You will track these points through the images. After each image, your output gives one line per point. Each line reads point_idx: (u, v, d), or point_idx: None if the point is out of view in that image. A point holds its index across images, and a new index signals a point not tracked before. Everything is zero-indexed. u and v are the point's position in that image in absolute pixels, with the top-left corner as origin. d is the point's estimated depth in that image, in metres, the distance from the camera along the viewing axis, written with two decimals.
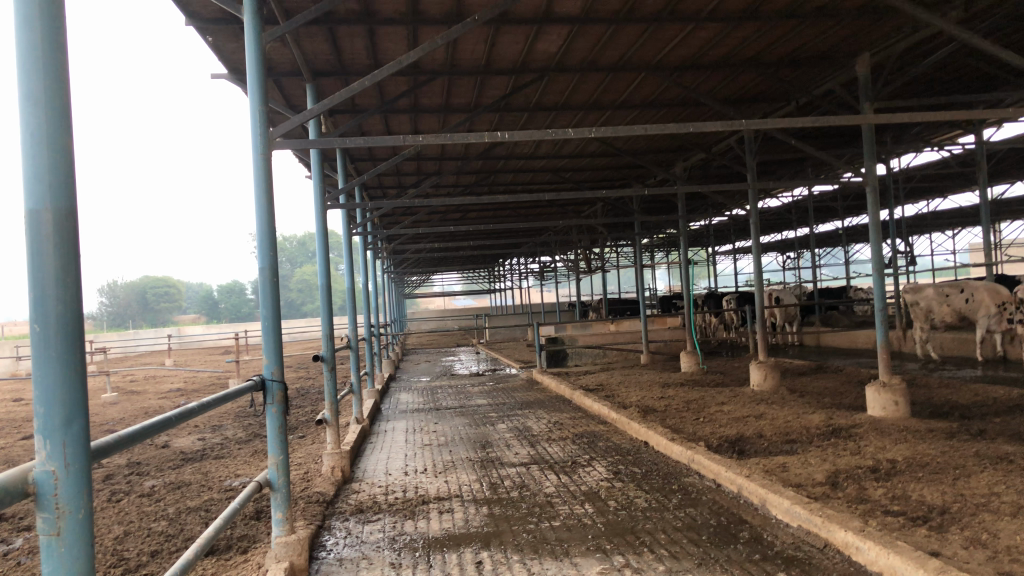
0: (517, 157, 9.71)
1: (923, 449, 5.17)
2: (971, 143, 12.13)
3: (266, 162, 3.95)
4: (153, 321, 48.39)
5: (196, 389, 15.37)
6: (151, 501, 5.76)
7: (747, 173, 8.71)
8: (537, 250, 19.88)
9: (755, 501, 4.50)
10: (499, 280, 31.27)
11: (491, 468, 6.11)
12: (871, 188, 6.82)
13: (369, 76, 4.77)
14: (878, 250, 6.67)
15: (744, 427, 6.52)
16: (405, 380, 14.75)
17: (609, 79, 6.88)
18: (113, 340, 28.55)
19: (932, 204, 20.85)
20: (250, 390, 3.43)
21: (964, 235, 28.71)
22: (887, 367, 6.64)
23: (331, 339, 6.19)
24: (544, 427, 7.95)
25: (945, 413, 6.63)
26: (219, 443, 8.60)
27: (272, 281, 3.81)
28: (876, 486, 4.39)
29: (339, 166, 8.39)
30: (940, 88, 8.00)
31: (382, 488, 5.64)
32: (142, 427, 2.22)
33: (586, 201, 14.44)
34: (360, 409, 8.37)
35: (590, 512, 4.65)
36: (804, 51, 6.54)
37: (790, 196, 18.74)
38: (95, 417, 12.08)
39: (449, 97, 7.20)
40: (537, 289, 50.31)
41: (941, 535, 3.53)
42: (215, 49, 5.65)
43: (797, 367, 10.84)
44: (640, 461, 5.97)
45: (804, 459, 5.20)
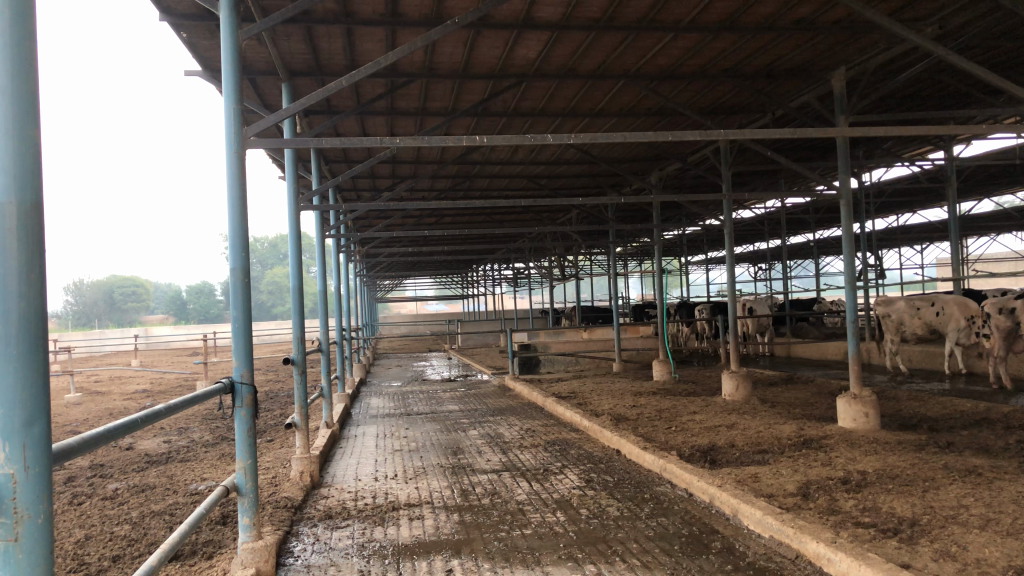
0: (493, 163, 9.68)
1: (894, 461, 5.21)
2: (942, 159, 12.32)
3: (240, 161, 3.87)
4: (119, 321, 47.77)
5: (162, 391, 15.14)
6: (114, 504, 5.64)
7: (723, 184, 8.75)
8: (511, 256, 19.87)
9: (727, 511, 4.50)
10: (472, 286, 31.22)
11: (462, 475, 6.06)
12: (844, 201, 6.87)
13: (346, 76, 4.71)
14: (850, 263, 6.71)
15: (715, 436, 6.53)
16: (376, 384, 14.65)
17: (588, 86, 6.88)
18: (78, 340, 28.10)
19: (901, 219, 21.15)
20: (218, 392, 3.36)
21: (932, 249, 29.19)
22: (858, 379, 6.69)
23: (301, 342, 6.10)
24: (516, 434, 7.91)
25: (914, 426, 6.69)
26: (185, 445, 8.46)
27: (243, 282, 3.74)
28: (847, 498, 4.40)
29: (314, 167, 8.30)
30: (914, 104, 8.10)
31: (351, 494, 5.56)
32: (105, 430, 2.15)
33: (561, 209, 14.47)
34: (330, 413, 8.27)
35: (562, 520, 4.62)
36: (781, 63, 6.58)
37: (764, 207, 18.91)
38: (58, 417, 11.85)
39: (427, 100, 7.16)
40: (510, 295, 50.33)
41: (911, 547, 3.54)
42: (190, 45, 5.56)
43: (768, 378, 10.91)
44: (612, 469, 5.95)
45: (776, 469, 5.20)
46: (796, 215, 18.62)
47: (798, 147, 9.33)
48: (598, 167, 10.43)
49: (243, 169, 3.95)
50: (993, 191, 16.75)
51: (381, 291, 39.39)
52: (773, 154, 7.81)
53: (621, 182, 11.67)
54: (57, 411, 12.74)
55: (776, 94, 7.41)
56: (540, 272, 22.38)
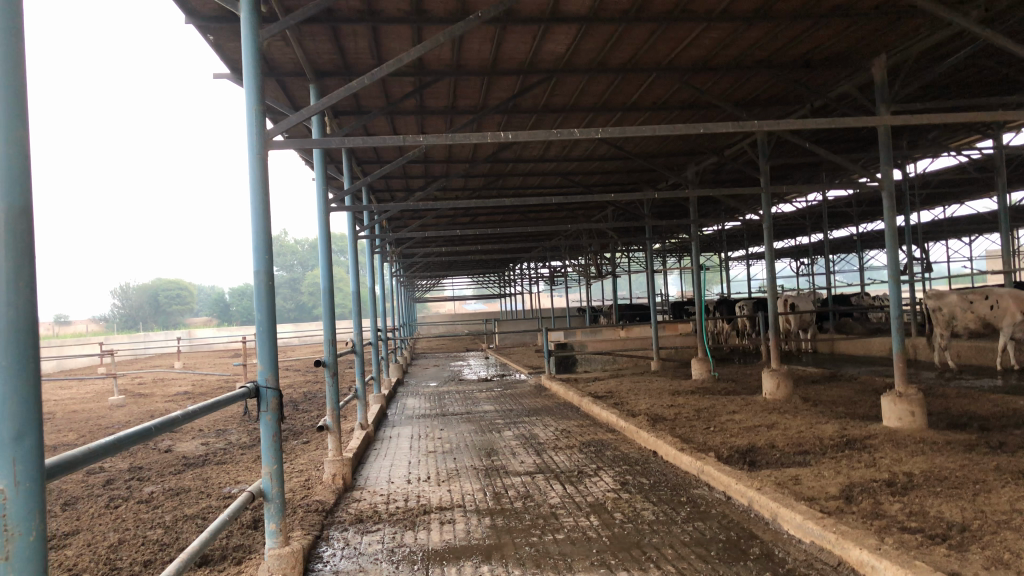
0: (525, 160, 9.59)
1: (942, 462, 5.00)
2: (990, 147, 11.92)
3: (262, 160, 3.83)
4: (165, 325, 48.69)
5: (203, 392, 15.32)
6: (149, 507, 5.66)
7: (759, 177, 8.54)
8: (546, 254, 19.75)
9: (767, 515, 4.35)
10: (510, 285, 31.22)
11: (496, 477, 5.98)
12: (887, 193, 6.64)
13: (370, 73, 4.65)
14: (894, 257, 6.48)
15: (755, 437, 6.36)
16: (413, 384, 14.67)
17: (619, 80, 6.74)
18: (124, 344, 28.68)
19: (947, 210, 20.61)
20: (241, 398, 3.32)
21: (979, 241, 28.46)
22: (904, 376, 6.46)
23: (332, 344, 6.05)
24: (551, 434, 7.81)
25: (963, 425, 6.45)
26: (223, 448, 8.50)
27: (267, 285, 3.69)
28: (892, 501, 4.23)
29: (345, 167, 8.28)
30: (959, 91, 7.82)
31: (383, 497, 5.51)
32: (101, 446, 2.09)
33: (596, 205, 14.34)
34: (365, 415, 8.24)
35: (596, 524, 4.51)
36: (819, 52, 6.39)
37: (805, 201, 18.56)
38: (101, 419, 12.04)
39: (455, 98, 7.10)
40: (547, 293, 50.37)
41: (961, 554, 3.37)
42: (216, 47, 5.56)
43: (810, 375, 10.65)
44: (648, 471, 5.82)
45: (817, 471, 5.03)
46: (838, 208, 18.24)
47: (839, 138, 9.08)
48: (632, 163, 10.27)
49: (266, 169, 3.90)
50: None
51: (419, 291, 39.49)
52: (812, 145, 7.58)
53: (657, 177, 11.49)
54: (101, 413, 12.94)
55: (813, 84, 7.21)
56: (577, 270, 22.23)
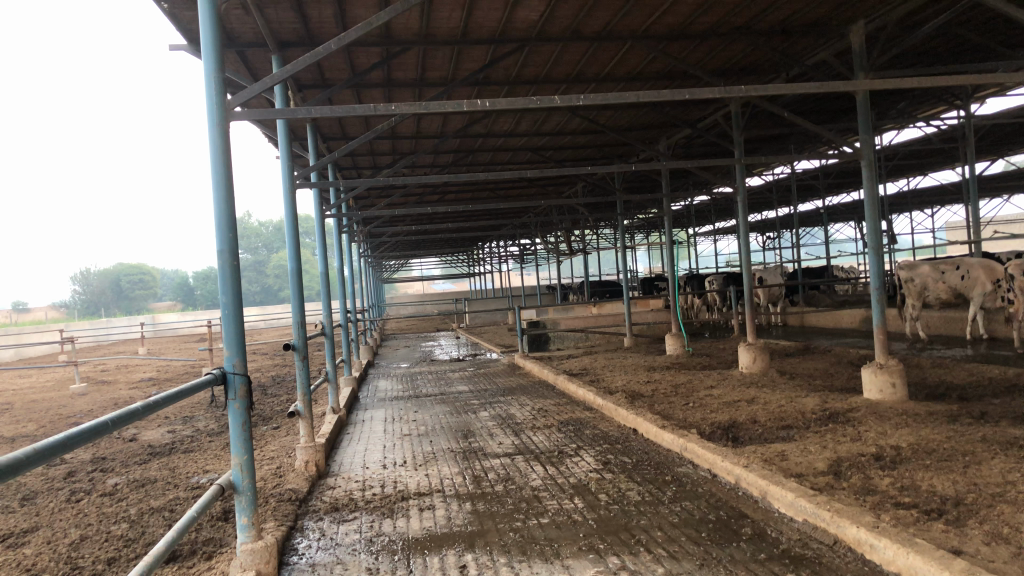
0: (496, 135, 9.38)
1: (927, 434, 4.94)
2: (959, 116, 11.91)
3: (223, 133, 3.56)
4: (128, 310, 47.75)
5: (168, 378, 14.98)
6: (113, 500, 5.42)
7: (734, 149, 8.40)
8: (516, 231, 19.55)
9: (755, 493, 4.26)
10: (479, 263, 31.02)
11: (474, 459, 5.82)
12: (866, 162, 6.54)
13: (336, 39, 4.40)
14: (874, 227, 6.39)
15: (736, 412, 6.27)
16: (384, 366, 14.44)
17: (593, 49, 6.56)
18: (85, 330, 27.95)
19: (911, 182, 20.79)
20: (206, 385, 3.10)
21: (943, 213, 28.83)
22: (884, 347, 6.39)
23: (302, 327, 5.81)
24: (528, 414, 7.66)
25: (942, 395, 6.43)
26: (190, 435, 8.23)
27: (232, 265, 3.45)
28: (882, 476, 4.15)
29: (310, 143, 7.99)
30: (933, 58, 7.74)
31: (359, 484, 5.33)
32: (26, 456, 1.86)
33: (567, 180, 14.16)
34: (336, 399, 8.00)
35: (581, 507, 4.38)
36: (797, 19, 6.24)
37: (773, 174, 18.55)
38: (62, 409, 11.65)
39: (425, 69, 6.87)
40: (517, 271, 50.50)
41: (960, 530, 3.28)
42: (171, 16, 5.26)
43: (784, 349, 10.63)
44: (630, 450, 5.69)
45: (803, 446, 4.94)
46: (807, 181, 18.26)
47: (813, 108, 8.98)
48: (605, 137, 10.09)
49: (228, 144, 3.64)
50: (1007, 149, 16.35)
51: (387, 272, 39.10)
52: (789, 115, 7.44)
53: (628, 151, 11.34)
54: (63, 402, 12.59)
55: (789, 52, 7.08)
56: (546, 248, 22.08)
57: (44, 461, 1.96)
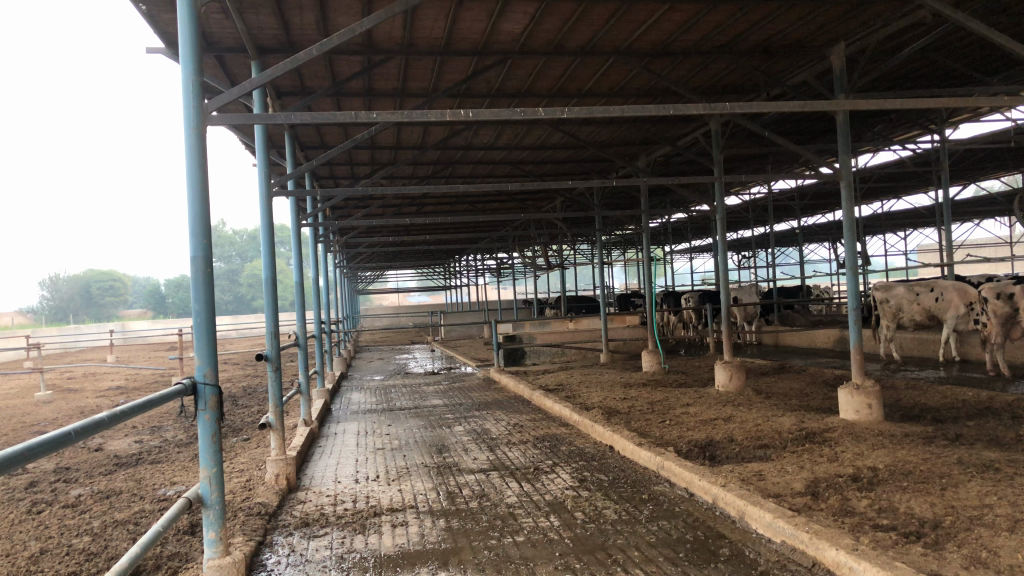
0: (476, 148, 9.35)
1: (904, 455, 4.93)
2: (934, 141, 12.05)
3: (199, 137, 3.46)
4: (97, 317, 47.07)
5: (136, 387, 14.73)
6: (76, 512, 5.27)
7: (713, 167, 8.42)
8: (494, 245, 19.51)
9: (733, 513, 4.22)
10: (454, 277, 30.92)
11: (448, 475, 5.74)
12: (844, 183, 6.56)
13: (318, 45, 4.33)
14: (852, 247, 6.41)
15: (713, 430, 6.24)
16: (357, 378, 14.27)
17: (575, 64, 6.55)
18: (52, 337, 27.47)
19: (885, 205, 21.05)
20: (175, 395, 3.01)
21: (914, 236, 29.22)
22: (861, 368, 6.40)
23: (275, 337, 5.70)
24: (503, 429, 7.58)
25: (917, 417, 6.44)
26: (157, 446, 8.05)
27: (205, 273, 3.36)
28: (860, 497, 4.12)
29: (288, 151, 7.89)
30: (911, 82, 7.82)
31: (330, 499, 5.22)
32: None
33: (544, 195, 14.16)
34: (308, 410, 7.87)
35: (557, 525, 4.31)
36: (779, 39, 6.27)
37: (750, 194, 18.70)
38: (26, 417, 11.38)
39: (406, 79, 6.82)
40: (492, 285, 50.66)
41: (939, 553, 3.26)
42: (149, 18, 5.18)
43: (760, 368, 10.64)
44: (606, 467, 5.64)
45: (780, 466, 4.92)
46: (782, 202, 18.42)
47: (792, 129, 9.04)
48: (585, 152, 10.09)
49: (205, 147, 3.54)
50: (980, 175, 16.61)
51: (362, 283, 38.85)
52: (770, 133, 7.46)
53: (608, 167, 11.35)
54: (27, 410, 12.32)
55: (771, 72, 7.12)
56: (523, 263, 22.06)
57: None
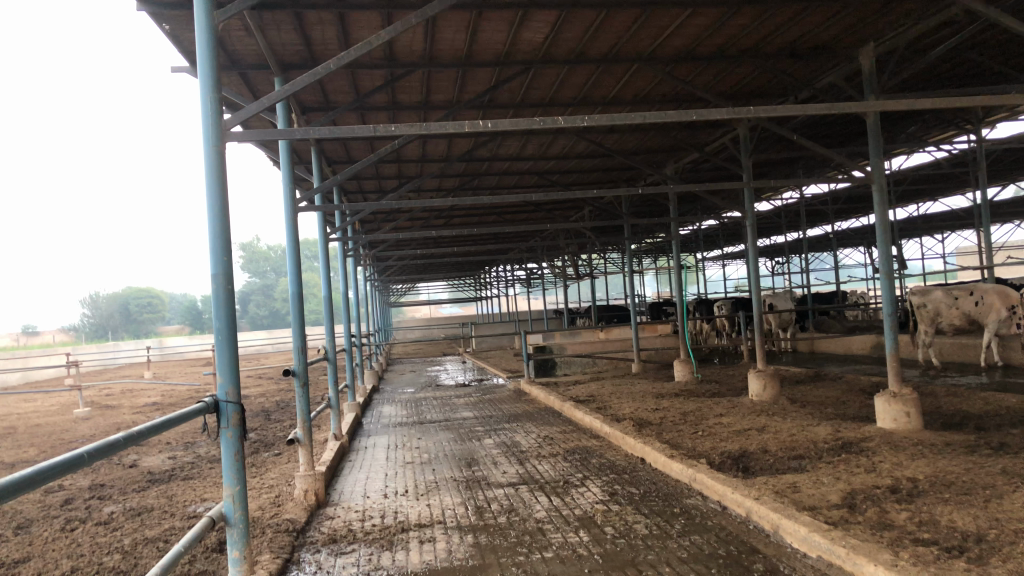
0: (502, 159, 9.33)
1: (945, 466, 4.77)
2: (970, 141, 11.82)
3: (219, 153, 3.47)
4: (136, 334, 47.79)
5: (172, 403, 14.88)
6: (107, 529, 5.31)
7: (742, 173, 8.30)
8: (523, 255, 19.48)
9: (767, 527, 4.11)
10: (485, 288, 30.93)
11: (477, 489, 5.68)
12: (877, 186, 6.42)
13: (336, 58, 4.30)
14: (886, 252, 6.25)
15: (746, 441, 6.12)
16: (389, 391, 14.28)
17: (598, 72, 6.50)
18: (92, 353, 27.94)
19: (921, 208, 20.68)
20: (197, 413, 3.00)
21: (952, 239, 28.66)
22: (897, 375, 6.24)
23: (302, 352, 5.70)
24: (533, 442, 7.51)
25: (958, 425, 6.27)
26: (190, 462, 8.11)
27: (226, 290, 3.35)
28: (899, 510, 3.99)
29: (314, 166, 7.93)
30: (944, 81, 7.65)
31: (358, 514, 5.19)
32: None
33: (572, 204, 14.11)
34: (339, 425, 7.86)
35: (586, 540, 4.23)
36: (805, 41, 6.17)
37: (782, 199, 18.47)
38: (64, 434, 11.54)
39: (429, 92, 6.82)
40: (523, 296, 50.68)
41: (982, 569, 3.13)
42: (173, 38, 5.24)
43: (795, 376, 10.45)
44: (637, 480, 5.55)
45: (815, 477, 4.79)
46: (815, 206, 18.16)
47: (822, 132, 8.89)
48: (612, 161, 10.02)
49: (224, 164, 3.54)
50: (1018, 174, 16.23)
51: (394, 295, 39.00)
52: (798, 137, 7.34)
53: (635, 175, 11.27)
54: (65, 427, 12.48)
55: (798, 75, 7.01)
56: (553, 273, 21.98)
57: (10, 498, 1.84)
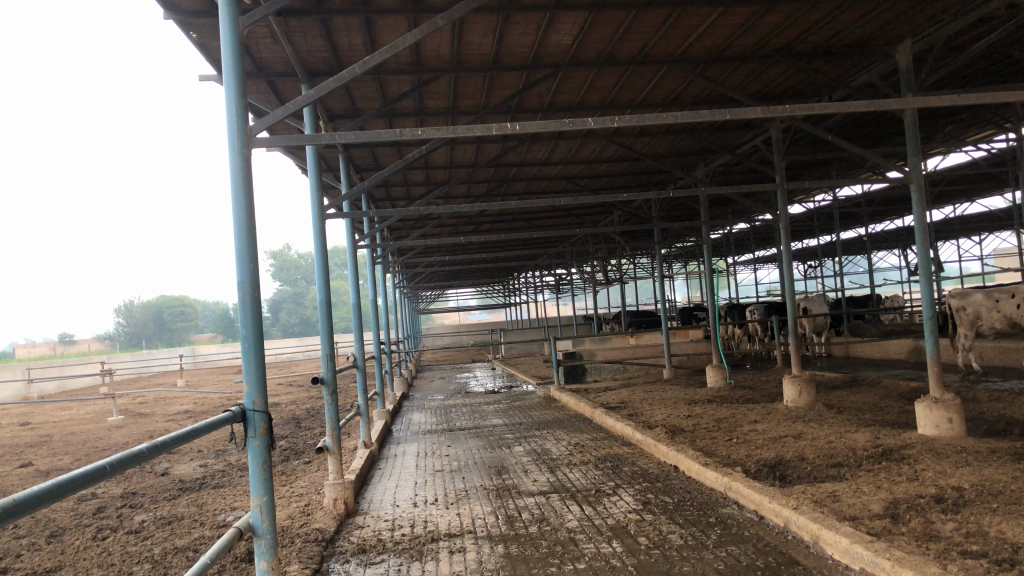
0: (530, 164, 9.26)
1: (992, 474, 4.61)
2: (1009, 140, 11.58)
3: (245, 160, 3.43)
4: (169, 342, 48.32)
5: (204, 411, 14.97)
6: (138, 538, 5.31)
7: (775, 175, 8.15)
8: (552, 261, 19.37)
9: (806, 537, 3.98)
10: (514, 295, 30.85)
11: (507, 498, 5.60)
12: (915, 187, 6.25)
13: (362, 62, 4.25)
14: (926, 254, 6.08)
15: (782, 449, 5.97)
16: (418, 399, 14.24)
17: (627, 74, 6.41)
18: (126, 362, 28.28)
19: (957, 209, 20.27)
20: (223, 423, 2.95)
21: (990, 241, 28.07)
22: (938, 380, 6.06)
23: (331, 360, 5.66)
24: (563, 450, 7.42)
25: (1002, 431, 6.07)
26: (221, 470, 8.12)
27: (252, 297, 3.31)
28: (945, 520, 3.85)
29: (343, 173, 7.91)
30: (984, 78, 7.45)
31: (388, 524, 5.13)
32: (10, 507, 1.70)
33: (601, 209, 14.01)
34: (369, 432, 7.83)
35: (619, 551, 4.14)
36: (839, 39, 6.04)
37: (815, 201, 18.19)
38: (98, 441, 11.64)
39: (456, 97, 6.79)
40: (552, 302, 50.53)
41: None
42: (200, 46, 5.26)
43: (830, 381, 10.25)
44: (671, 489, 5.44)
45: (855, 486, 4.65)
46: (849, 209, 17.87)
47: (856, 132, 8.71)
48: (641, 164, 9.92)
49: (250, 171, 3.50)
50: None
51: (423, 302, 38.99)
52: (833, 137, 7.18)
53: (666, 179, 11.14)
54: (100, 434, 12.61)
55: (831, 74, 6.87)
56: (582, 278, 21.84)
57: (27, 513, 1.78)
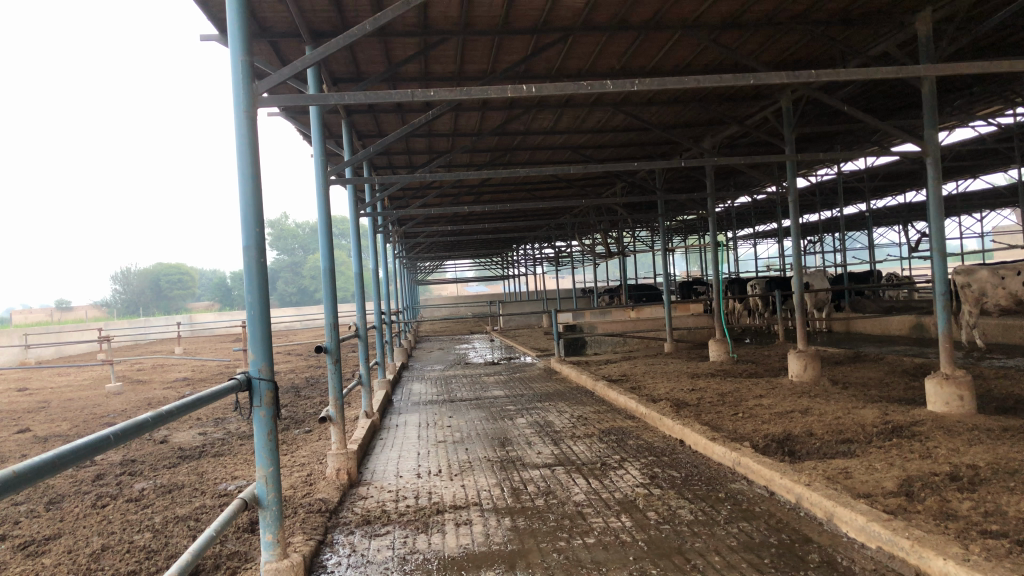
0: (535, 133, 9.11)
1: (1006, 452, 4.54)
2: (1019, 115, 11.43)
3: (251, 120, 3.31)
4: (166, 309, 48.17)
5: (202, 379, 14.88)
6: (138, 507, 5.23)
7: (786, 145, 8.01)
8: (553, 232, 19.24)
9: (819, 514, 3.92)
10: (512, 267, 30.72)
11: (512, 470, 5.53)
12: (931, 160, 6.13)
13: (371, 20, 4.11)
14: (940, 229, 5.97)
15: (789, 424, 5.90)
16: (417, 369, 14.17)
17: (639, 40, 6.26)
18: (124, 329, 28.18)
19: (961, 185, 20.11)
20: (229, 391, 2.86)
21: (991, 218, 27.92)
22: (950, 357, 5.97)
23: (335, 329, 5.56)
24: (566, 422, 7.35)
25: (1011, 409, 6.00)
26: (221, 438, 8.05)
27: (258, 263, 3.20)
28: (961, 498, 3.79)
29: (346, 139, 7.76)
30: (1001, 50, 7.30)
31: (391, 494, 5.07)
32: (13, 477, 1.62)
33: (604, 180, 13.85)
34: (370, 403, 7.74)
35: (629, 525, 4.07)
36: (858, 6, 5.89)
37: (819, 175, 18.03)
38: (96, 408, 11.57)
39: (463, 62, 6.64)
40: (550, 274, 50.41)
41: None
42: (201, 4, 5.10)
43: (834, 356, 10.17)
44: (678, 463, 5.37)
45: (867, 463, 4.59)
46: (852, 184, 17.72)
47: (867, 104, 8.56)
48: (648, 134, 9.76)
49: (255, 132, 3.38)
50: None
51: (420, 273, 38.83)
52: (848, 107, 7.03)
53: (672, 149, 10.99)
54: (98, 401, 12.55)
55: (846, 43, 6.72)
56: (583, 251, 21.70)
57: (29, 485, 1.69)
